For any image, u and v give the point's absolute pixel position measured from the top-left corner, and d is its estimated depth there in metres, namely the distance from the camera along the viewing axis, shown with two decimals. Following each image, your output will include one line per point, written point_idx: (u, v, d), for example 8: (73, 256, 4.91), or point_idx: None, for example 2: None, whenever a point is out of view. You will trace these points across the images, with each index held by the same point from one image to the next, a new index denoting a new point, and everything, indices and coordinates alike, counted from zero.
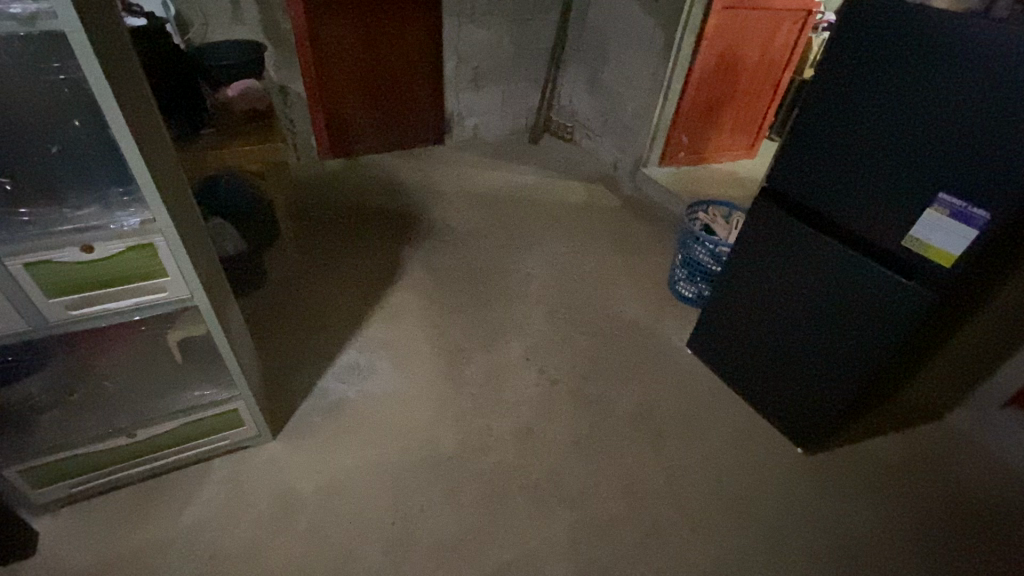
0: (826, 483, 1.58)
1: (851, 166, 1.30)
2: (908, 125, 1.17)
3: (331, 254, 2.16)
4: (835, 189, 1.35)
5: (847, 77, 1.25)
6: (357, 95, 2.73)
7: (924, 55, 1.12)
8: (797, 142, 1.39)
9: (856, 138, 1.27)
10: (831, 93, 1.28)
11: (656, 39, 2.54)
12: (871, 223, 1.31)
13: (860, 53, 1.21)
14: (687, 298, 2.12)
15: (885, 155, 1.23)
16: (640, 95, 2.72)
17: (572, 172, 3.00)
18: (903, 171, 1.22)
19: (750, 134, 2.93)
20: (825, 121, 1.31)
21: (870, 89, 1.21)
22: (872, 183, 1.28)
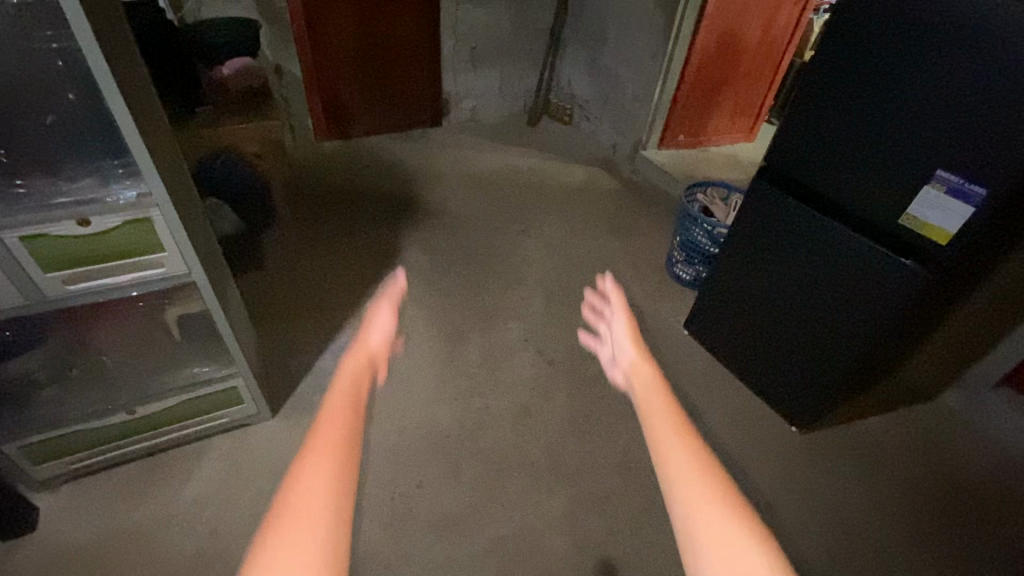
0: (819, 461, 1.61)
1: (849, 145, 1.30)
2: (907, 103, 1.17)
3: (329, 236, 2.15)
4: (835, 169, 1.35)
5: (847, 54, 1.24)
6: (353, 76, 2.70)
7: (924, 30, 1.10)
8: (796, 122, 1.38)
9: (856, 117, 1.26)
10: (830, 70, 1.28)
11: (656, 19, 2.51)
12: (869, 203, 1.31)
13: (859, 28, 1.20)
14: (684, 280, 2.13)
15: (885, 134, 1.23)
16: (639, 77, 2.70)
17: (571, 154, 2.99)
18: (901, 150, 1.21)
19: (750, 116, 2.91)
20: (824, 100, 1.30)
21: (870, 66, 1.20)
22: (869, 162, 1.28)
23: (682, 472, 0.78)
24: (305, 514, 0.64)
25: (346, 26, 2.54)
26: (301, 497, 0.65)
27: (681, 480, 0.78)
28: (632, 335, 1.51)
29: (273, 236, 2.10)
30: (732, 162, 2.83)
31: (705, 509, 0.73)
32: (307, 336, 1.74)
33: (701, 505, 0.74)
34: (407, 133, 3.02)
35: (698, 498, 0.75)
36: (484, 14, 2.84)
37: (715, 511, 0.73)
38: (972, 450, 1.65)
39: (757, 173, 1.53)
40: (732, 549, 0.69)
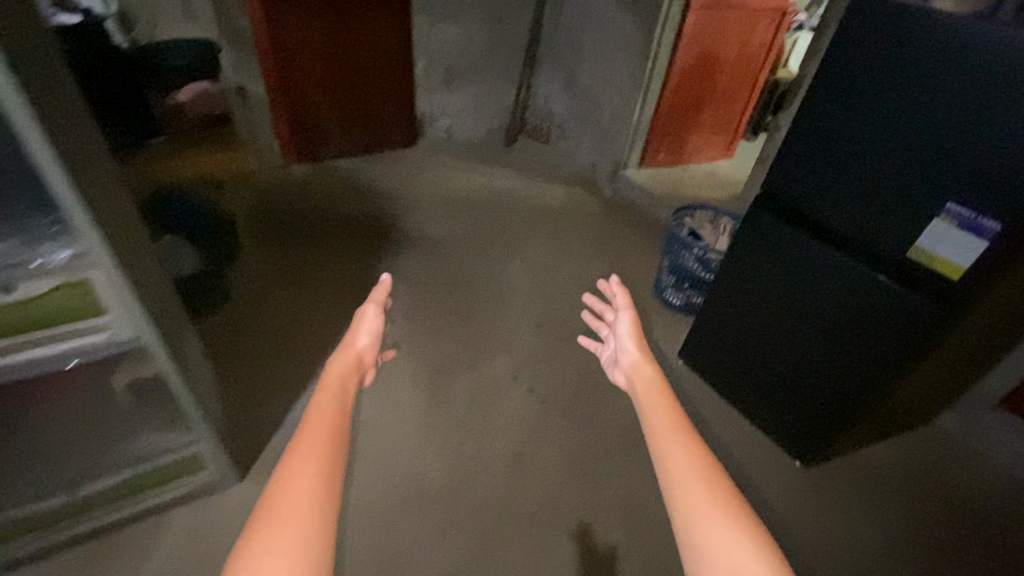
0: (825, 496, 1.55)
1: (848, 174, 1.24)
2: (909, 129, 1.11)
3: (297, 269, 2.01)
4: (834, 199, 1.29)
5: (844, 78, 1.18)
6: (322, 97, 2.58)
7: (925, 55, 1.05)
8: (792, 148, 1.32)
9: (856, 143, 1.21)
10: (827, 96, 1.22)
11: (634, 38, 2.47)
12: (870, 233, 1.26)
13: (858, 52, 1.14)
14: (674, 305, 2.08)
15: (886, 162, 1.17)
16: (619, 95, 2.65)
17: (551, 174, 2.92)
18: (903, 180, 1.16)
19: (728, 133, 2.90)
20: (820, 129, 1.25)
21: (869, 91, 1.15)
22: (868, 192, 1.23)
23: (684, 479, 0.84)
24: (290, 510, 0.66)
25: (313, 47, 2.42)
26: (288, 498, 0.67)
27: (684, 486, 0.84)
28: (641, 341, 1.32)
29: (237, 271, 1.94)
30: (713, 179, 2.81)
31: (713, 524, 0.79)
32: (277, 384, 1.60)
33: (707, 518, 0.79)
34: (381, 155, 2.91)
35: (702, 505, 0.81)
36: (458, 32, 2.76)
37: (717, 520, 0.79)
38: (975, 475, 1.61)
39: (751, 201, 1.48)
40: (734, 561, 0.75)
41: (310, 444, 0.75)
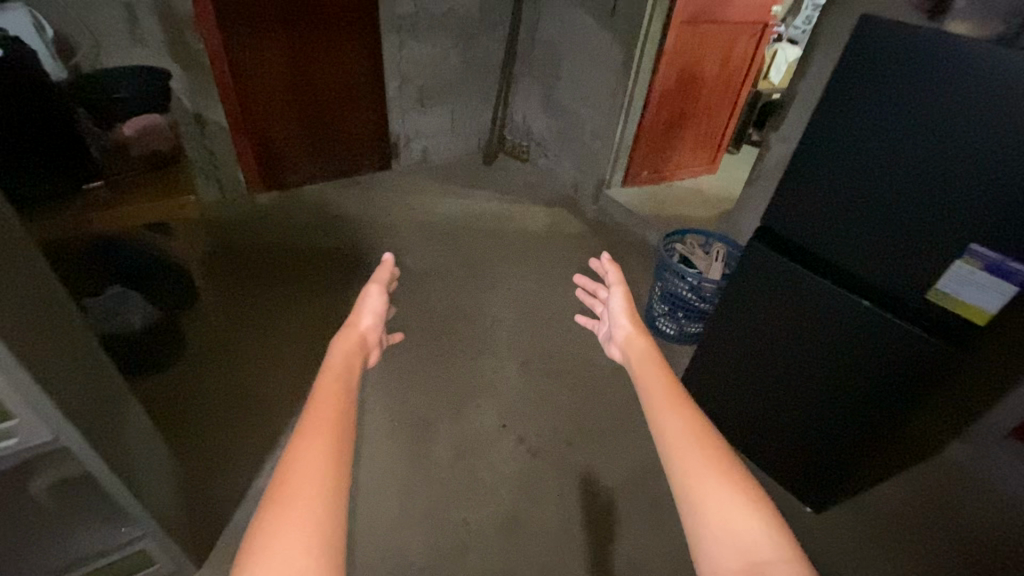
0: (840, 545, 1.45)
1: (857, 208, 1.15)
2: (924, 162, 1.02)
3: (264, 312, 1.87)
4: (841, 233, 1.20)
5: (851, 108, 1.08)
6: (289, 122, 2.44)
7: (939, 83, 0.96)
8: (793, 181, 1.23)
9: (865, 176, 1.12)
10: (831, 126, 1.13)
11: (614, 55, 2.39)
12: (879, 271, 1.18)
13: (866, 79, 1.05)
14: (667, 335, 1.98)
15: (899, 196, 1.08)
16: (599, 113, 2.57)
17: (532, 195, 2.82)
18: (919, 215, 1.07)
19: (712, 149, 2.84)
20: (821, 161, 1.17)
21: (878, 120, 1.06)
22: (876, 228, 1.14)
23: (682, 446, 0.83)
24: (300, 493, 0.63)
25: (276, 70, 2.29)
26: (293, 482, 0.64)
27: (678, 451, 0.82)
28: (636, 315, 1.32)
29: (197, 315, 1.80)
30: (698, 195, 2.74)
31: (708, 483, 0.78)
32: (244, 445, 1.46)
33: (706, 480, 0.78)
34: (354, 180, 2.78)
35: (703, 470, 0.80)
36: (431, 51, 2.65)
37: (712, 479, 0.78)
38: None
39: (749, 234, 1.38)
40: (732, 519, 0.74)
41: (320, 423, 0.72)
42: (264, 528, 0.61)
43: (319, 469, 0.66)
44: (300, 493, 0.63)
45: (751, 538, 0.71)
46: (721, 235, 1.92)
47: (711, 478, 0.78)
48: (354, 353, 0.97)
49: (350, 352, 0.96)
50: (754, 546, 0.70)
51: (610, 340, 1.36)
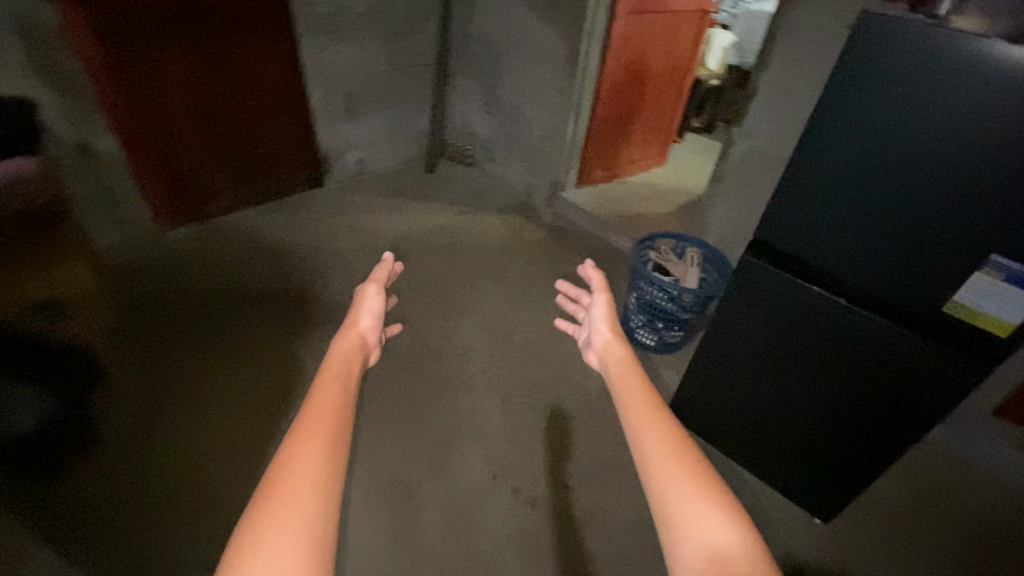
0: (853, 557, 1.40)
1: (861, 218, 1.06)
2: (938, 168, 0.93)
3: (202, 359, 1.71)
4: (841, 248, 1.11)
5: (851, 113, 0.99)
6: (199, 145, 2.14)
7: (948, 85, 0.88)
8: (788, 192, 1.13)
9: (870, 184, 1.02)
10: (828, 133, 1.04)
11: (558, 50, 2.25)
12: (888, 284, 1.08)
13: (867, 81, 0.96)
14: (647, 346, 1.89)
15: (907, 206, 0.99)
16: (546, 113, 2.43)
17: (483, 202, 2.66)
18: (930, 227, 0.98)
19: (660, 141, 2.78)
20: (818, 170, 1.08)
21: (881, 127, 0.97)
22: (885, 240, 1.05)
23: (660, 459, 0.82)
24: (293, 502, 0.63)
25: (177, 86, 1.98)
26: (289, 489, 0.64)
27: (656, 462, 0.82)
28: (616, 321, 1.28)
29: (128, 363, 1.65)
30: (652, 190, 2.68)
31: (683, 496, 0.77)
32: (192, 517, 1.33)
33: (681, 491, 0.78)
34: (284, 203, 2.49)
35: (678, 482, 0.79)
36: (357, 54, 2.40)
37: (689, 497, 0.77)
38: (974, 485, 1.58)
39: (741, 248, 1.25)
40: (711, 532, 0.73)
41: (318, 426, 0.73)
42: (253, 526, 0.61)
43: (309, 472, 0.66)
44: (293, 493, 0.63)
45: (728, 551, 0.71)
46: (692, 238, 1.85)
47: (690, 494, 0.78)
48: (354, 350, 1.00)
49: (349, 347, 1.01)
50: (731, 559, 0.69)
51: (589, 346, 1.30)
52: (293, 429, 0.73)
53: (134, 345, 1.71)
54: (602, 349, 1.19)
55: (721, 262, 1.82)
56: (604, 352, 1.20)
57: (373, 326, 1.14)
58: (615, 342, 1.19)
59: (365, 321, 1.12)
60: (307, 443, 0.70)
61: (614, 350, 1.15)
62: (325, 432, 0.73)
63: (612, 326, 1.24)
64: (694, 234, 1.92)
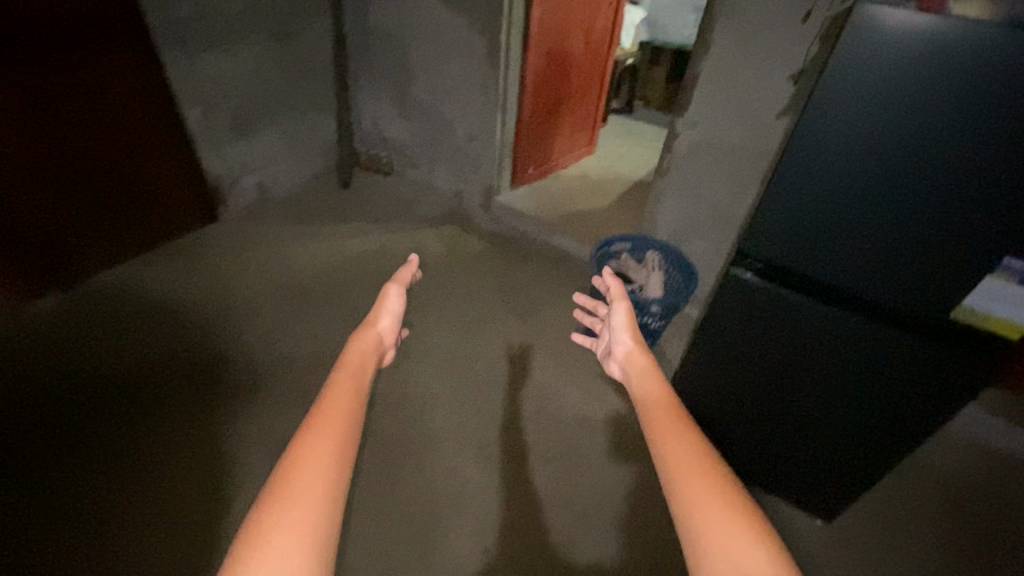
0: (855, 552, 1.39)
1: (859, 234, 0.97)
2: (945, 178, 0.85)
3: (115, 443, 1.50)
4: (838, 259, 1.01)
5: (845, 113, 0.89)
6: (53, 195, 1.75)
7: (950, 78, 0.80)
8: (776, 202, 1.02)
9: (868, 199, 0.93)
10: (818, 144, 0.93)
11: (474, 44, 2.04)
12: (888, 299, 1.00)
13: (863, 77, 0.85)
14: None
15: (911, 212, 0.90)
16: (469, 113, 2.22)
17: (411, 216, 2.42)
18: (932, 239, 0.91)
19: (588, 130, 2.67)
20: (806, 184, 0.98)
21: (878, 126, 0.87)
22: (885, 255, 0.96)
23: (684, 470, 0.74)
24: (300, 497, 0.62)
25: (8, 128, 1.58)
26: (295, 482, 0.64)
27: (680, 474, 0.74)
28: (636, 329, 1.19)
29: (32, 445, 1.47)
30: (589, 182, 2.56)
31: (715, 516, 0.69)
32: None
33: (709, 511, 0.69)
34: (176, 247, 2.11)
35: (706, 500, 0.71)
36: (237, 61, 2.04)
37: (681, 448, 0.77)
38: (944, 446, 1.63)
39: (728, 267, 1.16)
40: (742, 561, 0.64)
41: (329, 422, 0.73)
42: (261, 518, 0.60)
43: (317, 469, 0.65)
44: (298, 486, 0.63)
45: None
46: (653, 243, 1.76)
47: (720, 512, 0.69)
48: (369, 351, 0.95)
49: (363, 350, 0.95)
50: None
51: (608, 355, 1.23)
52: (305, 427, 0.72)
53: (32, 426, 1.51)
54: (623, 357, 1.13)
55: (684, 266, 1.73)
56: (624, 358, 1.14)
57: (393, 328, 1.10)
58: (634, 349, 1.12)
59: (384, 322, 1.07)
60: (317, 438, 0.69)
61: (635, 357, 1.08)
62: (337, 427, 0.72)
63: (633, 333, 1.16)
64: (649, 235, 1.83)
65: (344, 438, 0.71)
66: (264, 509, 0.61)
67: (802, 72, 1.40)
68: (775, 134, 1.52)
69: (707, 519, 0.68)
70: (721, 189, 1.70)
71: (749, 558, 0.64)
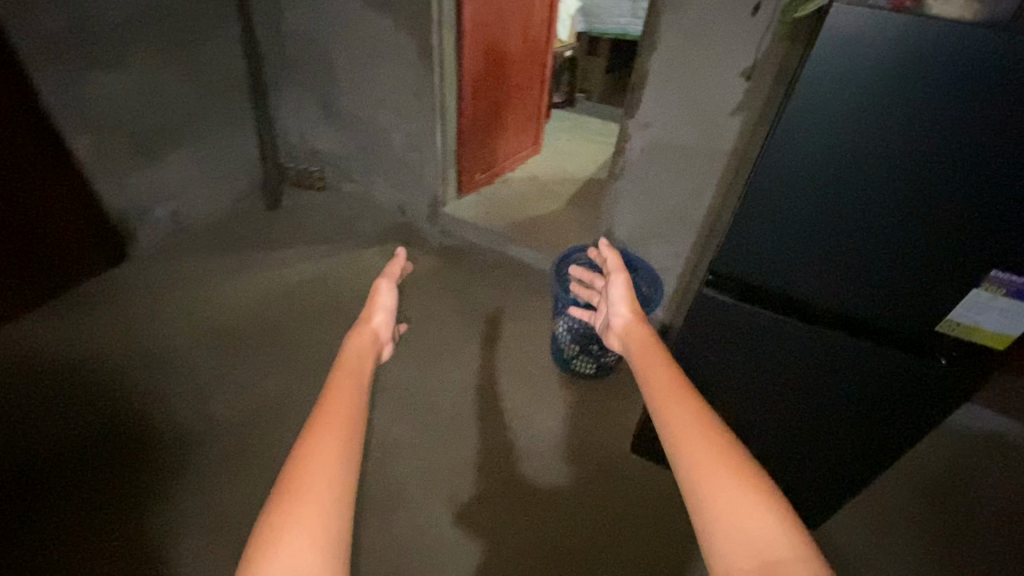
0: (854, 546, 1.36)
1: (841, 249, 0.91)
2: (931, 189, 0.80)
3: (46, 509, 1.35)
4: (819, 274, 0.96)
5: (822, 124, 0.82)
6: None
7: (934, 82, 0.73)
8: (750, 219, 0.96)
9: (850, 213, 0.87)
10: (794, 158, 0.86)
11: (403, 46, 1.87)
12: (871, 311, 0.96)
13: (842, 84, 0.78)
14: (587, 374, 1.70)
15: (894, 224, 0.85)
16: (405, 120, 2.06)
17: (352, 236, 2.23)
18: (917, 250, 0.86)
19: (533, 128, 2.55)
20: (784, 199, 0.91)
21: (856, 136, 0.81)
22: (869, 268, 0.91)
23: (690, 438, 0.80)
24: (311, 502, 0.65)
25: None
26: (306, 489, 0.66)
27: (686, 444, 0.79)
28: (635, 304, 1.22)
29: None
30: (538, 185, 2.45)
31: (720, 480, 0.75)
32: None
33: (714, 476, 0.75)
34: (80, 296, 1.85)
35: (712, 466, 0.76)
36: (130, 78, 1.79)
37: (685, 422, 0.82)
38: None
39: (704, 286, 1.08)
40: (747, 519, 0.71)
41: (334, 423, 0.74)
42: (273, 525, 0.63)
43: (325, 473, 0.68)
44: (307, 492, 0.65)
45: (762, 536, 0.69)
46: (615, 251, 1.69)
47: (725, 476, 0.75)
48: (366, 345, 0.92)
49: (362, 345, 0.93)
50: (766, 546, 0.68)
51: (607, 328, 1.26)
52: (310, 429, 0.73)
53: None
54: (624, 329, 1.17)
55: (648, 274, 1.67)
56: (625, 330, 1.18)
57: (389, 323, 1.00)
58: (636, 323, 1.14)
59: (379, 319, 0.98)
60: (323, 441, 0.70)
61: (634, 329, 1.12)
62: (342, 429, 0.73)
63: (632, 305, 1.20)
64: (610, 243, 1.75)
65: (350, 437, 0.73)
66: (280, 516, 0.64)
67: (753, 68, 1.33)
68: (729, 132, 1.46)
69: (714, 491, 0.73)
70: (678, 191, 1.64)
71: (755, 524, 0.70)
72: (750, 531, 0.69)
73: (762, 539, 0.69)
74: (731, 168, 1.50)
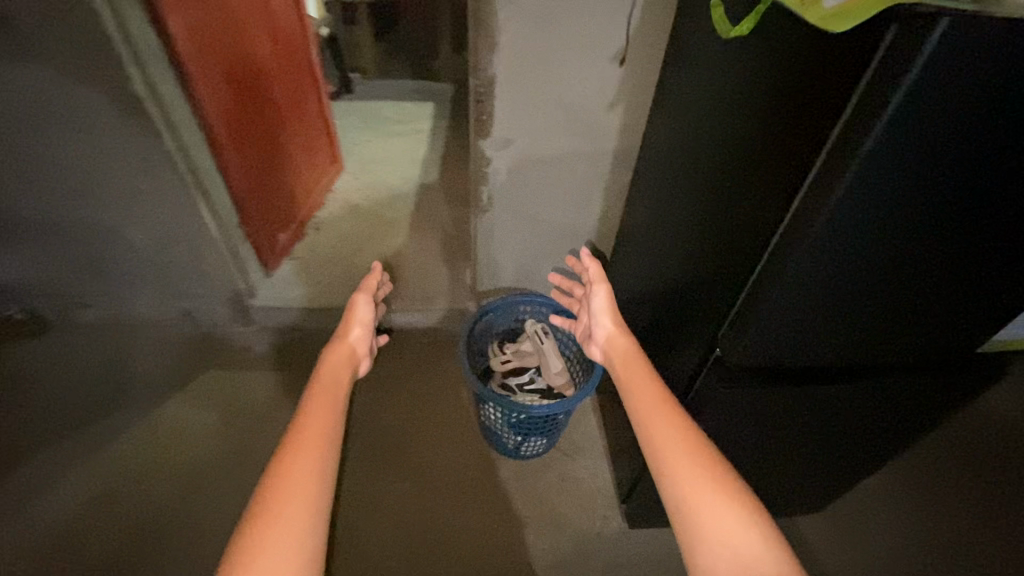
0: None
1: (887, 305, 0.70)
2: (1008, 222, 0.60)
3: None
4: (857, 333, 0.74)
5: (906, 176, 0.53)
6: None
7: None
8: (777, 305, 0.68)
9: (909, 269, 0.64)
10: (852, 225, 0.58)
11: (83, 105, 1.15)
12: (905, 349, 0.79)
13: (947, 120, 0.49)
14: (536, 453, 1.38)
15: (960, 264, 0.65)
16: (139, 207, 1.35)
17: (131, 387, 1.51)
18: (971, 283, 0.68)
19: (325, 144, 1.95)
20: (831, 272, 0.63)
21: (931, 194, 0.56)
22: (914, 313, 0.72)
23: (675, 449, 0.80)
24: (291, 501, 0.69)
25: None
26: (286, 492, 0.70)
27: (669, 455, 0.79)
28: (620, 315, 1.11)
29: None
30: (360, 219, 1.92)
31: (702, 489, 0.74)
32: None
33: (697, 487, 0.75)
34: None
35: (694, 477, 0.76)
36: None
37: (671, 436, 0.80)
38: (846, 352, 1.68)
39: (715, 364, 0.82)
40: (728, 534, 0.70)
41: (314, 435, 0.78)
42: (252, 528, 0.67)
43: (304, 478, 0.72)
44: (286, 495, 0.69)
45: (750, 552, 0.68)
46: (522, 305, 1.31)
47: (708, 490, 0.74)
48: (337, 369, 0.96)
49: (332, 363, 0.97)
50: (752, 561, 0.67)
51: (587, 339, 1.15)
52: (290, 441, 0.77)
53: None
54: (606, 344, 1.07)
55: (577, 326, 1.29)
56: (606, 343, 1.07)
57: (366, 334, 1.09)
58: (620, 334, 1.05)
59: (355, 332, 1.06)
60: (301, 454, 0.74)
61: (620, 343, 1.03)
62: (323, 441, 0.78)
63: (617, 318, 1.09)
64: (523, 292, 1.32)
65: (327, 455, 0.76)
66: (259, 519, 0.67)
67: (626, 49, 1.03)
68: (608, 129, 1.17)
69: (701, 505, 0.73)
70: (562, 204, 1.32)
71: (740, 520, 0.71)
72: (737, 548, 0.69)
73: (750, 556, 0.68)
74: (618, 165, 1.23)
